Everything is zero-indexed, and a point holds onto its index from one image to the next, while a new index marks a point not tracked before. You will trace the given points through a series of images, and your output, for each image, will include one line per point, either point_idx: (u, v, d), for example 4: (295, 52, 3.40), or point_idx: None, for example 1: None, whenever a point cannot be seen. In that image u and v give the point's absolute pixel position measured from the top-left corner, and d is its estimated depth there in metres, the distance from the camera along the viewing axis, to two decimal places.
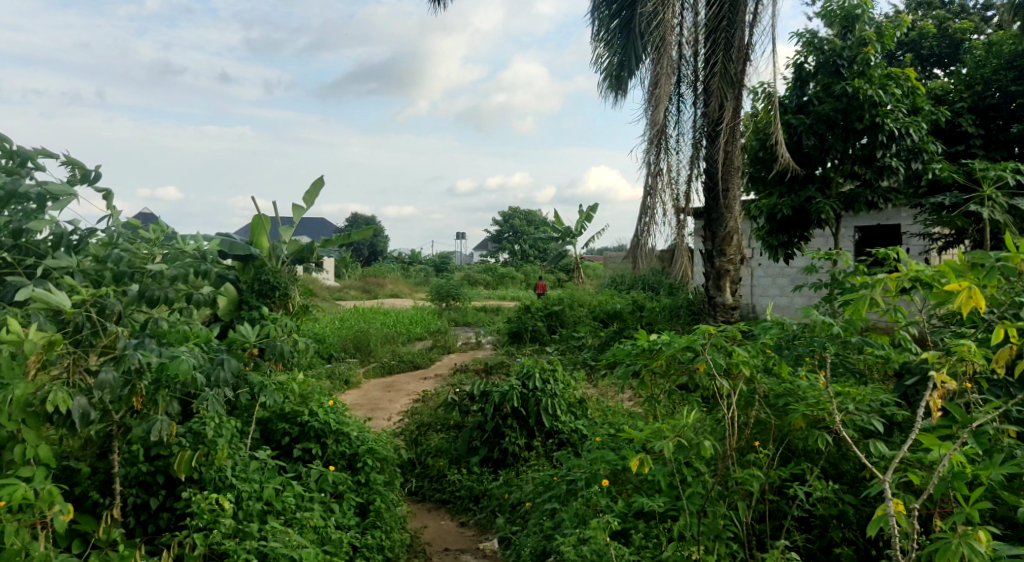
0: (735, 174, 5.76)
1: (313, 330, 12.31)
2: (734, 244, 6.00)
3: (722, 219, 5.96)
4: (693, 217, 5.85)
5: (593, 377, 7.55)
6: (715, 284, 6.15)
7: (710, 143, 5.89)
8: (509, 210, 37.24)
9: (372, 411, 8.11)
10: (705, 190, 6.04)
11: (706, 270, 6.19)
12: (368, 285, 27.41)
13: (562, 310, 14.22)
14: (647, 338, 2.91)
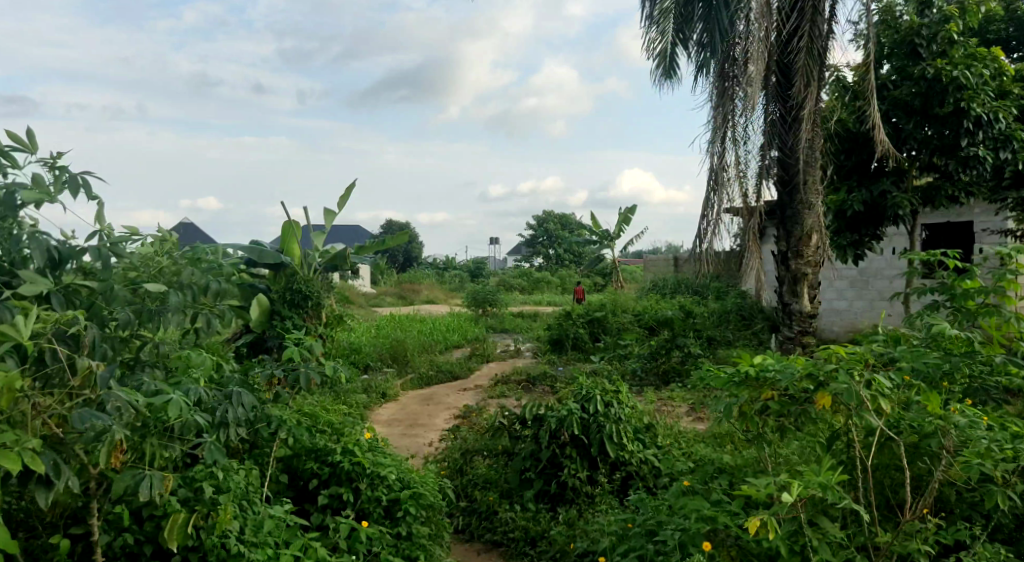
0: (814, 164, 5.21)
1: (348, 340, 11.90)
2: (811, 245, 5.41)
3: (799, 216, 5.39)
4: (763, 212, 5.37)
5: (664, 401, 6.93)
6: (789, 290, 5.56)
7: (788, 130, 5.31)
8: (543, 214, 36.75)
9: (411, 428, 7.66)
10: (780, 184, 5.49)
11: (780, 274, 5.61)
12: (404, 291, 27.05)
13: (605, 316, 13.60)
14: (755, 361, 2.40)
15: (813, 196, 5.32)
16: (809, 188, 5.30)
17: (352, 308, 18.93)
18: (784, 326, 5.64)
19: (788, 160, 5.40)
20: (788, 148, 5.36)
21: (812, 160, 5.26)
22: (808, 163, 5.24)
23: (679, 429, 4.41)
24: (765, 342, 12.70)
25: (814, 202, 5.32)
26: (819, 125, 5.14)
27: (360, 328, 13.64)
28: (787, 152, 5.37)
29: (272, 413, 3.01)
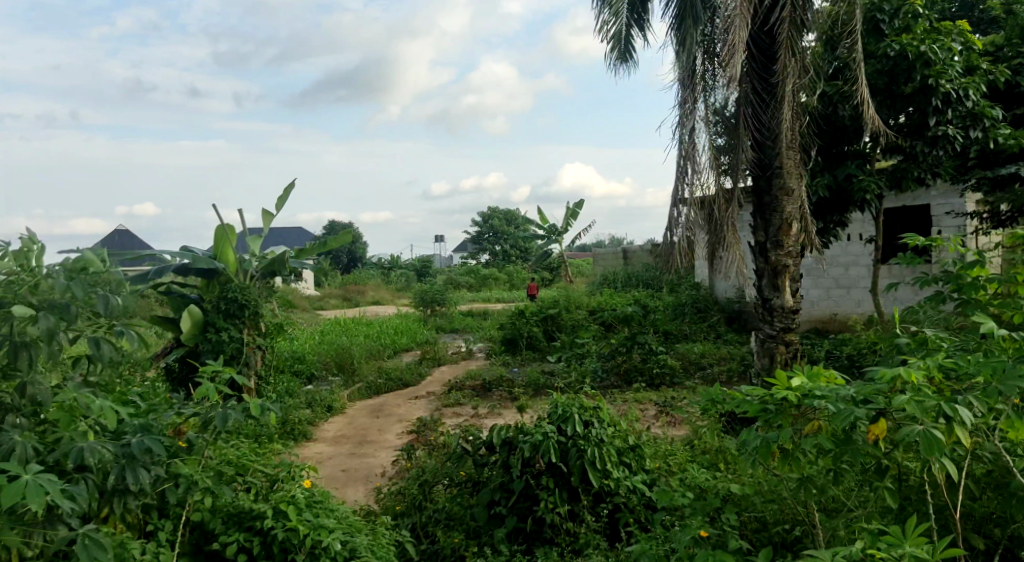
0: (792, 147, 5.13)
1: (290, 349, 11.16)
2: (791, 234, 5.25)
3: (778, 203, 5.23)
4: (742, 198, 5.17)
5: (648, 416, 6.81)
6: (769, 285, 5.32)
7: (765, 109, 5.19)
8: (488, 211, 36.35)
9: (361, 445, 7.09)
10: (756, 169, 5.32)
11: (758, 267, 5.38)
12: (348, 293, 26.12)
13: (559, 313, 13.15)
14: (793, 384, 2.21)
15: (792, 182, 5.20)
16: (787, 172, 5.18)
17: (293, 312, 17.98)
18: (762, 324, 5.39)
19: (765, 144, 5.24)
20: (764, 131, 5.23)
21: (790, 142, 5.16)
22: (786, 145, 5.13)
23: (664, 447, 3.97)
24: (721, 335, 12.47)
25: (793, 187, 5.21)
26: (798, 105, 5.08)
27: (302, 334, 12.85)
28: (763, 136, 5.24)
29: (182, 472, 2.97)
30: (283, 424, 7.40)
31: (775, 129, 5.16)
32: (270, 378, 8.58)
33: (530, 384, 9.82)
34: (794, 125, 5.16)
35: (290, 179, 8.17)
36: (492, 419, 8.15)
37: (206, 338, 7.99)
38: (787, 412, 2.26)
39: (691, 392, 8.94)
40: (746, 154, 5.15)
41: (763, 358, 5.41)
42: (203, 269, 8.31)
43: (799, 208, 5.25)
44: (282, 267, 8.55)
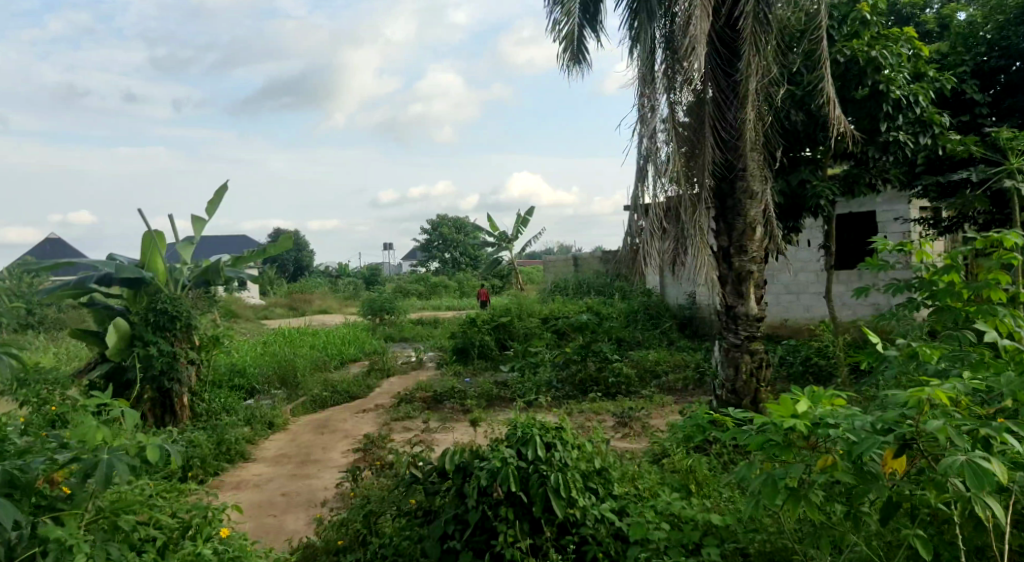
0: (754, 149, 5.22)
1: (229, 362, 10.60)
2: (754, 239, 5.32)
3: (741, 207, 5.30)
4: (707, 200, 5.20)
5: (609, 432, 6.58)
6: (734, 291, 5.34)
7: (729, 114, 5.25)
8: (438, 219, 35.90)
9: (303, 466, 6.63)
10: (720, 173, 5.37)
11: (722, 274, 5.40)
12: (294, 302, 25.36)
13: (510, 321, 12.86)
14: (800, 412, 2.35)
15: (755, 186, 5.28)
16: (751, 175, 5.27)
17: (234, 322, 17.26)
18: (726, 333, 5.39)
19: (728, 146, 5.31)
20: (728, 133, 5.31)
21: (753, 144, 5.25)
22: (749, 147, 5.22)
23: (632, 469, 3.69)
24: (674, 342, 12.37)
25: (756, 190, 5.30)
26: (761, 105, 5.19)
27: (242, 346, 12.26)
28: (727, 138, 5.31)
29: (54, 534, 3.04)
30: (217, 443, 6.90)
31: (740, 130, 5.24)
32: (205, 394, 8.07)
33: (482, 395, 9.50)
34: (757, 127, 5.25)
35: (223, 184, 7.67)
36: (443, 435, 7.77)
37: (133, 353, 7.47)
38: (792, 445, 2.43)
39: (645, 401, 8.74)
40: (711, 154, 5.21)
41: (728, 369, 5.35)
42: (129, 280, 7.74)
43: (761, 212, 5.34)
44: (216, 277, 8.06)
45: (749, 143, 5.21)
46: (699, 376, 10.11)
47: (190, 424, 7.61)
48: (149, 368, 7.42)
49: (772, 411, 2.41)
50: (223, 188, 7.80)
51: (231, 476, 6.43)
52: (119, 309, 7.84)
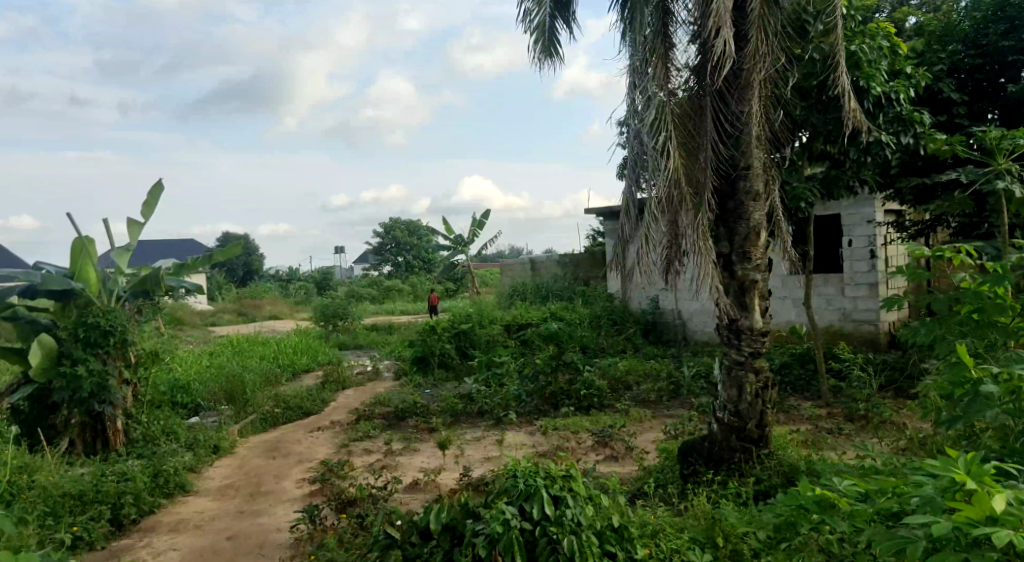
0: (756, 148, 5.41)
1: (169, 378, 9.69)
2: (758, 246, 5.44)
3: (744, 209, 5.45)
4: (706, 198, 5.40)
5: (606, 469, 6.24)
6: (737, 303, 5.42)
7: (733, 118, 5.49)
8: (390, 222, 35.07)
9: (253, 502, 5.90)
10: (720, 176, 5.56)
11: (725, 283, 5.49)
12: (242, 307, 24.26)
13: (472, 328, 12.24)
14: (998, 512, 2.24)
15: (757, 187, 5.46)
16: (753, 176, 5.45)
17: (178, 330, 16.22)
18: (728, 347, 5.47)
19: (730, 146, 5.51)
20: (730, 134, 5.52)
21: (756, 144, 5.42)
22: (750, 146, 5.41)
23: (637, 525, 3.39)
24: (642, 350, 11.94)
25: (758, 191, 5.46)
26: (763, 105, 5.37)
27: (184, 358, 11.33)
28: (729, 138, 5.53)
29: None
30: (153, 473, 6.09)
31: (742, 130, 5.45)
32: (143, 417, 7.15)
33: (447, 411, 8.87)
34: (760, 128, 5.43)
35: (157, 183, 7.03)
36: (408, 458, 7.13)
37: (60, 374, 6.60)
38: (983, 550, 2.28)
39: (622, 417, 8.24)
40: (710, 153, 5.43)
41: (730, 389, 5.41)
42: (56, 290, 6.84)
43: (764, 215, 5.49)
44: (156, 288, 7.17)
45: (750, 142, 5.41)
46: (675, 386, 9.61)
47: (123, 452, 6.76)
48: (77, 389, 6.55)
49: (961, 511, 2.29)
50: (159, 188, 7.06)
51: (168, 515, 5.66)
52: (45, 323, 6.94)
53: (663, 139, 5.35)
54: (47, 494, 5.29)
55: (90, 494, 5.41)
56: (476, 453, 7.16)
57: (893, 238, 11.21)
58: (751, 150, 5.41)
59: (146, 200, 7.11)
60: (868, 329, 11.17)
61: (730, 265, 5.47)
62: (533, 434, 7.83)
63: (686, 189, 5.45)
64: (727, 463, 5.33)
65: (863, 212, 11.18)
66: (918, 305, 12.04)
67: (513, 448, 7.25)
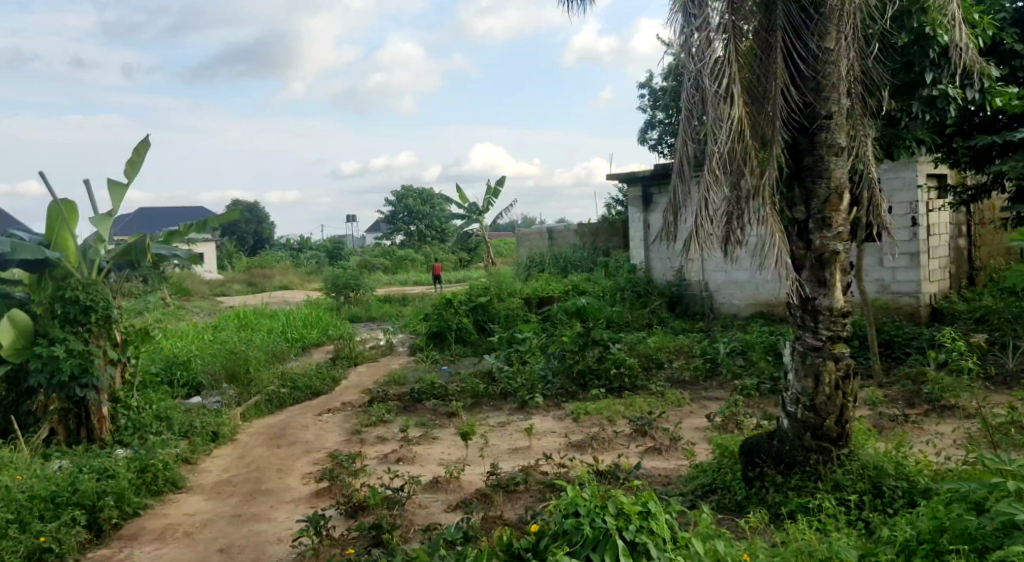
0: (840, 94, 4.72)
1: (167, 355, 9.03)
2: (839, 211, 4.73)
3: (824, 165, 4.74)
4: (778, 154, 4.66)
5: (651, 467, 5.53)
6: (814, 278, 4.72)
7: (813, 59, 4.76)
8: (402, 190, 34.23)
9: (251, 503, 5.36)
10: (793, 128, 4.83)
11: (799, 254, 4.79)
12: (251, 277, 23.63)
13: (490, 301, 11.49)
14: None
15: (839, 139, 4.74)
16: (835, 127, 4.73)
17: (184, 301, 15.60)
18: (802, 329, 4.77)
19: (807, 92, 4.78)
20: (807, 77, 4.79)
21: (839, 89, 4.72)
22: (833, 92, 4.72)
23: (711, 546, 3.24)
24: (670, 322, 10.94)
25: (841, 144, 4.75)
26: (848, 43, 4.69)
27: (185, 333, 10.64)
28: (806, 82, 4.79)
29: None
30: (138, 468, 5.58)
31: (822, 73, 4.74)
32: (133, 402, 6.56)
33: (465, 393, 8.08)
34: (843, 71, 4.74)
35: (144, 140, 6.29)
36: (426, 450, 6.47)
37: (35, 355, 5.99)
38: None
39: (660, 400, 7.45)
40: (785, 99, 4.70)
41: (806, 379, 4.71)
42: (29, 261, 6.17)
43: (845, 174, 4.79)
44: (140, 258, 6.41)
45: (833, 86, 4.72)
46: (712, 364, 8.36)
47: (108, 440, 6.18)
48: (55, 371, 5.94)
49: None
50: (144, 145, 6.31)
51: (154, 519, 5.11)
52: (20, 298, 6.30)
53: (728, 84, 4.58)
54: (11, 499, 4.72)
55: (63, 496, 4.87)
56: (501, 443, 6.45)
57: (936, 203, 10.32)
58: (834, 96, 4.72)
59: (132, 159, 6.35)
60: (908, 301, 10.30)
61: (805, 232, 4.76)
62: (562, 420, 7.08)
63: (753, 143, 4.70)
64: (801, 466, 4.67)
65: (900, 175, 10.24)
66: (958, 277, 11.15)
67: (542, 439, 6.51)
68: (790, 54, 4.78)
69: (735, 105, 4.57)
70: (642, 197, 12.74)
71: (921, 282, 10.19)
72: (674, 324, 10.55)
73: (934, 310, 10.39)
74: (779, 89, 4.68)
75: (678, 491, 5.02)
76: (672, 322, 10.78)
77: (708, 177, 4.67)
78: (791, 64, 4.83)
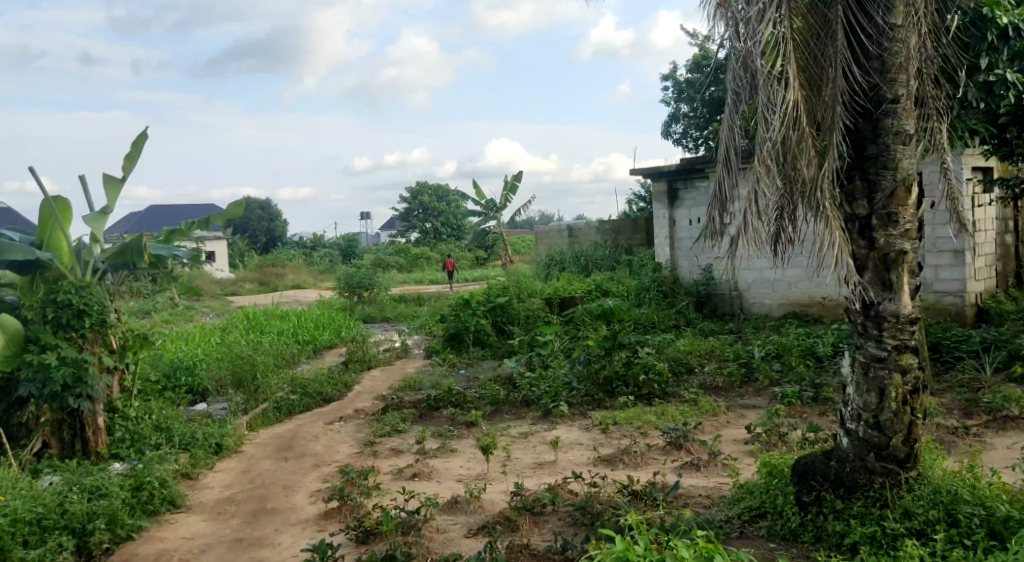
0: (909, 76, 4.23)
1: (172, 359, 8.66)
2: (906, 206, 4.23)
3: (890, 154, 4.23)
4: (838, 142, 4.17)
5: (688, 486, 5.05)
6: (877, 280, 4.22)
7: (877, 36, 4.27)
8: (416, 187, 33.81)
9: (255, 525, 4.99)
10: (854, 114, 4.33)
11: (860, 254, 4.28)
12: (263, 275, 23.36)
13: (509, 302, 11.01)
14: None
15: (905, 126, 4.25)
16: (901, 112, 4.24)
17: (194, 300, 15.29)
18: (864, 337, 4.27)
19: (871, 73, 4.28)
20: (869, 56, 4.30)
21: (907, 70, 4.23)
22: (900, 73, 4.22)
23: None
24: (698, 323, 10.38)
25: (909, 132, 4.26)
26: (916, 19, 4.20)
27: (193, 335, 10.28)
28: (870, 62, 4.29)
29: None
30: (133, 486, 5.22)
31: (889, 51, 4.24)
32: (131, 412, 6.21)
33: (485, 400, 7.62)
34: (911, 49, 4.24)
35: (141, 133, 5.91)
36: (443, 464, 6.03)
37: (26, 362, 5.61)
38: None
39: (693, 407, 6.95)
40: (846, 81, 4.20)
41: (868, 394, 4.22)
42: (18, 261, 5.79)
43: (913, 165, 4.28)
44: (137, 258, 6.05)
45: (900, 67, 4.22)
46: (746, 370, 7.82)
47: (104, 453, 5.84)
48: (47, 381, 5.56)
49: None
50: (142, 139, 5.90)
51: (150, 543, 4.76)
52: (12, 301, 5.99)
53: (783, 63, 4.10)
54: None
55: (51, 519, 4.54)
56: (524, 458, 6.01)
57: (981, 197, 9.71)
58: (901, 78, 4.22)
59: (129, 154, 5.96)
60: (953, 301, 9.68)
61: (868, 229, 4.26)
62: (590, 431, 6.60)
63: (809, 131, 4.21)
64: (863, 491, 4.19)
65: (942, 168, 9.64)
66: (1004, 274, 10.49)
67: (569, 453, 6.05)
68: (851, 32, 4.29)
69: (792, 86, 4.09)
70: (667, 193, 12.16)
71: (967, 280, 9.57)
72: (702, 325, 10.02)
73: (980, 310, 9.78)
74: (840, 69, 4.20)
75: (721, 515, 4.55)
76: (701, 323, 10.26)
77: (759, 167, 4.21)
78: (852, 43, 4.34)
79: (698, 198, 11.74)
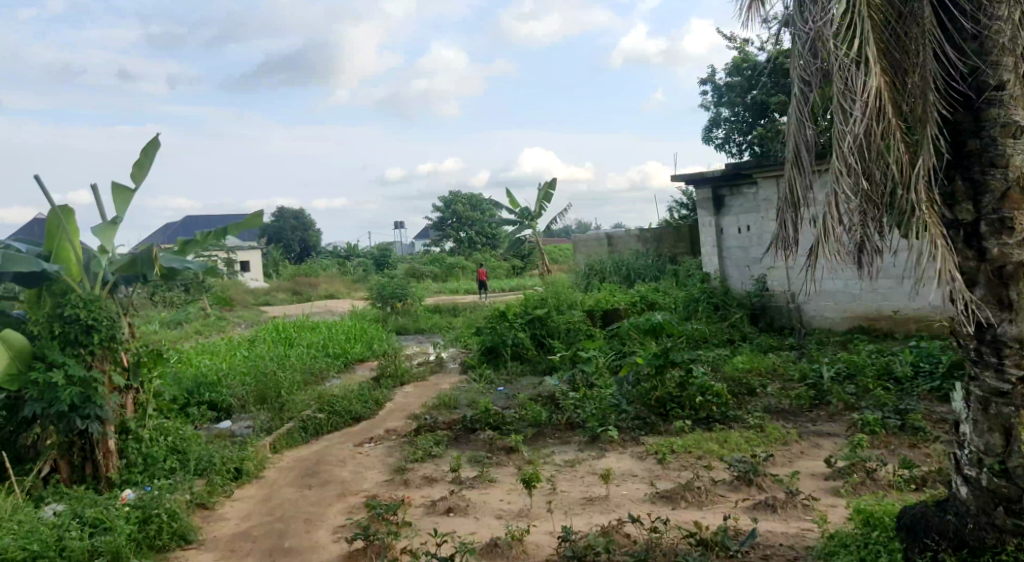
0: (1017, 56, 3.48)
1: (194, 375, 8.19)
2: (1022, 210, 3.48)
3: (998, 150, 3.49)
4: (932, 137, 3.44)
5: (768, 533, 4.33)
6: (991, 299, 3.48)
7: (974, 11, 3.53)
8: (451, 195, 33.42)
9: None
10: (949, 105, 3.60)
11: (967, 268, 3.55)
12: (297, 285, 23.07)
13: (549, 314, 10.37)
14: None
15: (1015, 115, 3.50)
16: (1010, 99, 3.49)
17: (225, 311, 14.97)
18: (979, 366, 3.54)
19: (969, 55, 3.54)
20: (965, 35, 3.56)
21: (1014, 49, 3.49)
22: (1004, 53, 3.48)
23: None
24: (755, 338, 9.61)
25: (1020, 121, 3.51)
26: None
27: (216, 348, 9.82)
28: (965, 42, 3.55)
29: None
30: (139, 520, 4.69)
31: (988, 27, 3.50)
32: (144, 434, 5.71)
33: (525, 421, 6.96)
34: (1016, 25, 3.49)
35: (153, 140, 5.44)
36: (480, 496, 5.40)
37: (31, 382, 5.17)
38: None
39: (759, 434, 6.19)
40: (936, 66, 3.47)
41: (992, 436, 3.50)
42: (23, 274, 5.36)
43: None
44: (146, 269, 5.63)
45: (1004, 45, 3.48)
46: (816, 392, 7.03)
47: (113, 480, 5.34)
48: (52, 401, 5.09)
49: None
50: (154, 146, 5.43)
51: None
52: (17, 315, 5.56)
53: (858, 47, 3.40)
54: None
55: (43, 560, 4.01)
56: (571, 492, 5.35)
57: None
58: (1007, 58, 3.48)
59: (140, 161, 5.49)
60: None
61: (975, 238, 3.51)
62: (644, 460, 5.90)
63: (896, 125, 3.49)
64: (990, 554, 3.46)
65: None
66: None
67: (621, 487, 5.37)
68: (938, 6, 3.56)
69: (872, 72, 3.40)
70: (712, 200, 11.34)
71: None
72: (760, 342, 9.23)
73: None
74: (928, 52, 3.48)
75: None
76: (757, 339, 9.51)
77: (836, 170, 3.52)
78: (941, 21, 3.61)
79: (747, 206, 10.92)
